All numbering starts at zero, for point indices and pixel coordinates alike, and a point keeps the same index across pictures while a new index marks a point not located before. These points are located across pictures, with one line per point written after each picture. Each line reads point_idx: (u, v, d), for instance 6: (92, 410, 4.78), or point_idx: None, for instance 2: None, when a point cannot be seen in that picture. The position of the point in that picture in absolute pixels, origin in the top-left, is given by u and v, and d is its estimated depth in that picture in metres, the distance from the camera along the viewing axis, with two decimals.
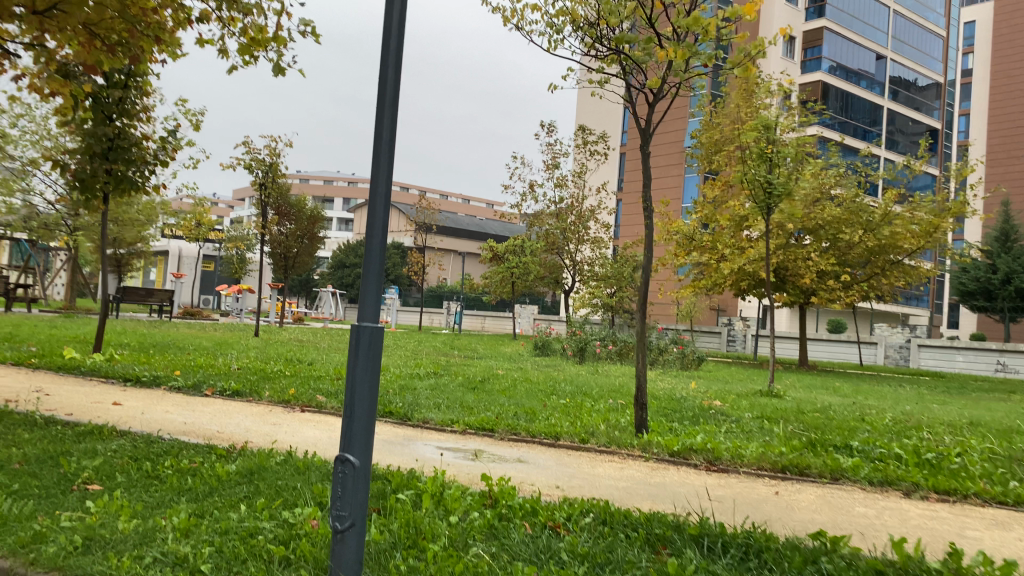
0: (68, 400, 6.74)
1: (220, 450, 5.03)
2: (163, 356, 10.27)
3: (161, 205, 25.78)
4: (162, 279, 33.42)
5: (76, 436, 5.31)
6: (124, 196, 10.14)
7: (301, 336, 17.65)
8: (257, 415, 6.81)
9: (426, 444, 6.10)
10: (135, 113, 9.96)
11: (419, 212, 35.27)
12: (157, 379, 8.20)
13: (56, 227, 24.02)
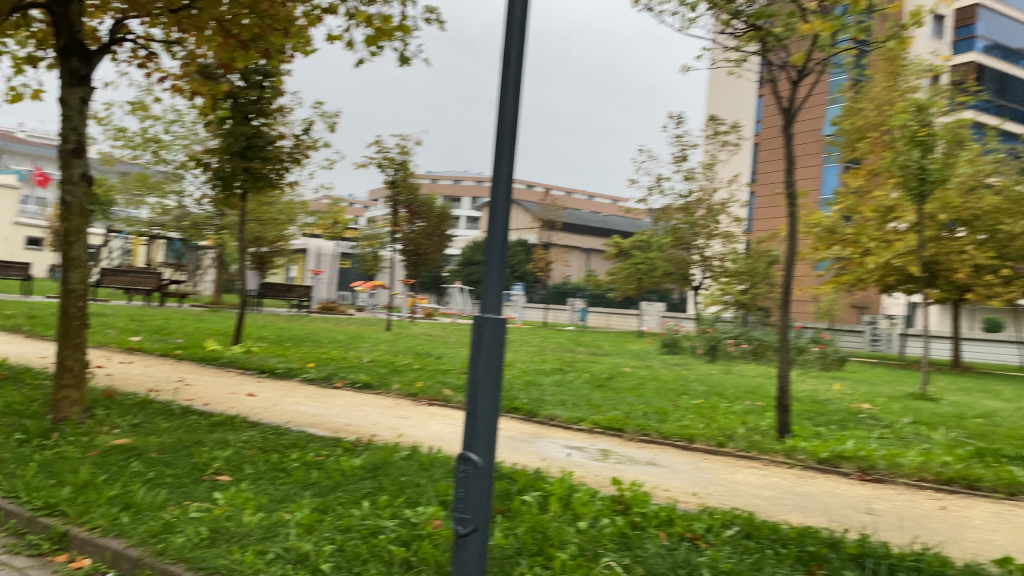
0: (207, 390, 6.92)
1: (346, 442, 4.95)
2: (298, 349, 10.51)
3: (300, 205, 26.59)
4: (300, 276, 34.88)
5: (210, 426, 5.38)
6: (261, 193, 10.42)
7: (429, 331, 17.83)
8: (384, 408, 6.78)
9: (553, 442, 5.85)
10: (272, 112, 10.17)
11: (544, 209, 35.13)
12: (291, 370, 8.34)
13: (205, 226, 25.09)
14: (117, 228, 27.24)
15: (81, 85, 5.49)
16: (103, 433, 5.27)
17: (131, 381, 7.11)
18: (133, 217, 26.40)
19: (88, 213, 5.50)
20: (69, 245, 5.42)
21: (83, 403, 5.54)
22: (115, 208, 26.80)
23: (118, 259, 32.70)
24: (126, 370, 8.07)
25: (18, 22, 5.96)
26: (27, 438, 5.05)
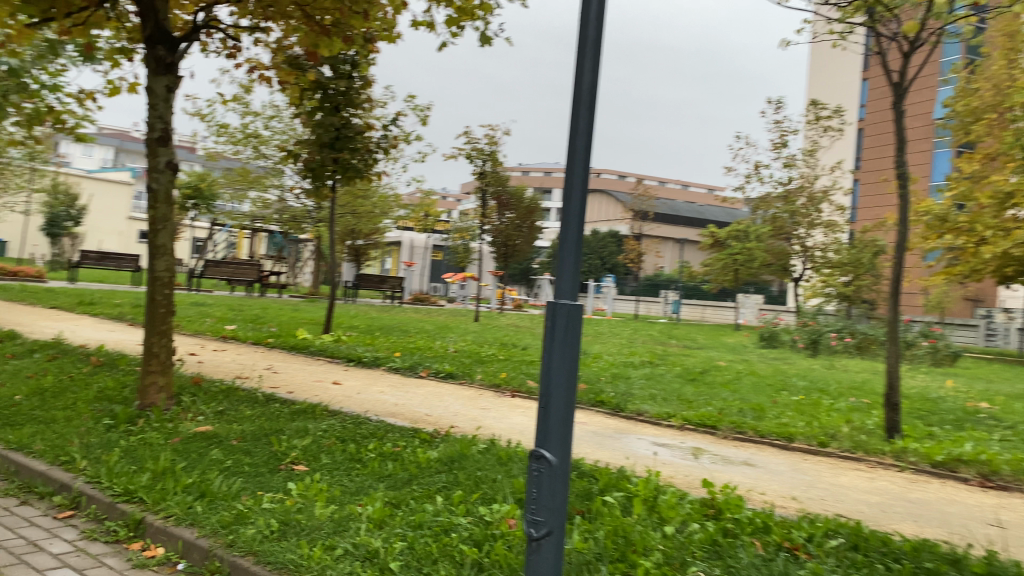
0: (293, 377, 6.92)
1: (424, 433, 4.77)
2: (385, 338, 10.49)
3: (394, 198, 26.60)
4: (394, 267, 35.41)
5: (290, 414, 5.32)
6: (350, 183, 10.33)
7: (518, 323, 17.66)
8: (467, 399, 6.61)
9: (640, 438, 5.56)
10: (360, 103, 10.13)
11: (636, 199, 34.47)
12: (376, 359, 8.26)
13: (303, 219, 25.98)
14: (220, 222, 28.21)
15: (167, 73, 5.51)
16: (186, 420, 5.29)
17: (219, 368, 7.17)
18: (235, 211, 27.28)
19: (174, 201, 5.54)
20: (155, 232, 5.46)
21: (169, 389, 5.59)
22: (218, 202, 27.90)
23: (222, 251, 33.97)
24: (216, 358, 8.18)
25: (108, 16, 6.04)
26: (115, 424, 5.12)
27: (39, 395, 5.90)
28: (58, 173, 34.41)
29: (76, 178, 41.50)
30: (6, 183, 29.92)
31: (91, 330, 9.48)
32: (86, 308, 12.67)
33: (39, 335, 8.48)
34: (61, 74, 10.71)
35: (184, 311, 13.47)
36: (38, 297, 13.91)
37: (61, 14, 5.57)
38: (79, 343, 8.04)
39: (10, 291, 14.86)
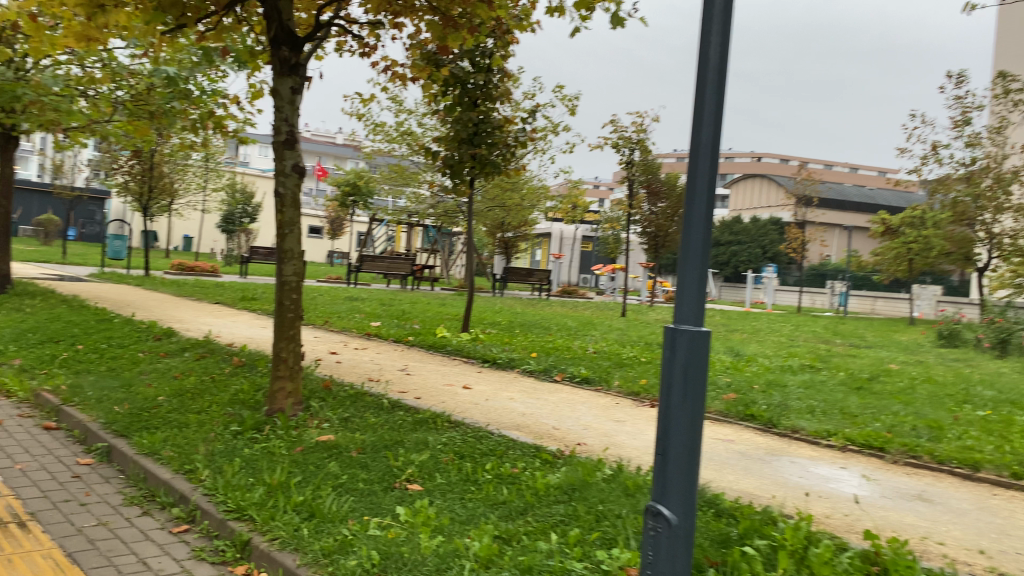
0: (423, 380, 6.70)
1: (547, 454, 4.37)
2: (526, 337, 10.17)
3: (543, 189, 26.29)
4: (545, 259, 35.34)
5: (412, 424, 5.03)
6: (489, 179, 10.08)
7: (669, 318, 16.93)
8: (601, 408, 6.17)
9: (794, 462, 4.93)
10: (498, 97, 9.83)
11: (798, 184, 32.47)
12: (511, 361, 7.94)
13: (454, 213, 26.24)
14: (377, 216, 29.08)
15: (291, 75, 5.40)
16: (310, 426, 5.13)
17: (353, 369, 7.07)
18: (391, 206, 28.06)
19: (301, 204, 5.40)
20: (282, 237, 5.35)
21: (298, 394, 5.46)
22: (376, 197, 28.83)
23: (380, 245, 35.14)
24: (355, 356, 8.13)
25: (238, 17, 6.07)
26: (242, 431, 5.04)
27: (179, 397, 5.96)
28: (234, 172, 36.84)
29: (251, 177, 44.43)
30: (188, 183, 32.29)
31: (243, 327, 9.77)
32: (247, 302, 13.22)
33: (194, 333, 8.79)
34: (220, 81, 11.16)
35: (336, 305, 13.77)
36: (206, 292, 14.71)
37: (192, 21, 5.65)
38: (228, 341, 8.24)
39: (183, 286, 15.82)
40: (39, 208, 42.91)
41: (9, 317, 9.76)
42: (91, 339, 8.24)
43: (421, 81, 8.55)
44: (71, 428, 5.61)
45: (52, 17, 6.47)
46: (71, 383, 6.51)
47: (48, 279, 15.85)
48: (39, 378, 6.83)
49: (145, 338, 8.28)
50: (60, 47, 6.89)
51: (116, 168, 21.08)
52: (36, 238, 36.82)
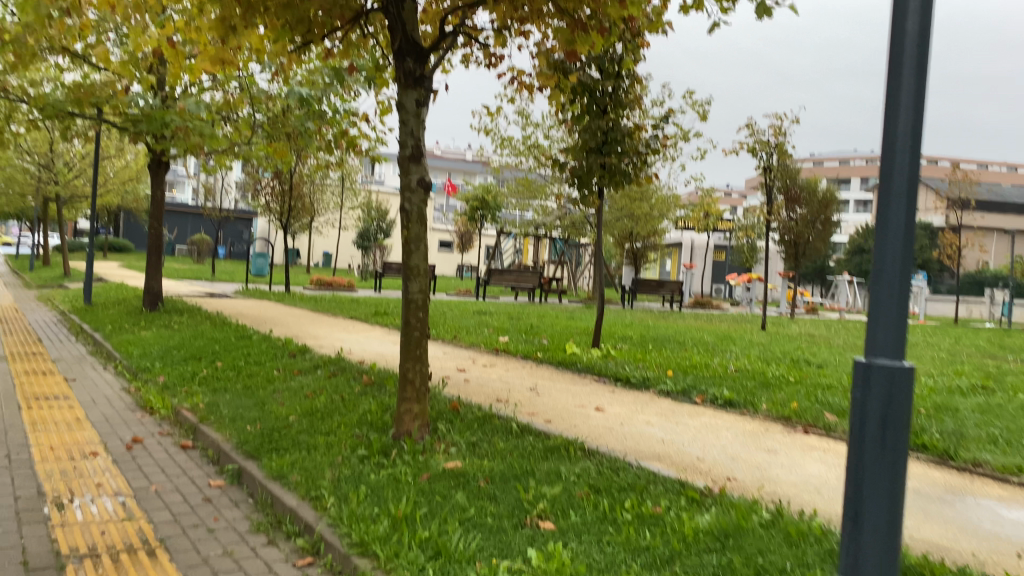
0: (554, 401, 6.35)
1: (693, 492, 3.94)
2: (660, 353, 9.66)
3: (672, 198, 25.62)
4: (676, 270, 34.41)
5: (543, 453, 4.70)
6: (619, 190, 9.62)
7: (813, 331, 15.93)
8: (748, 435, 5.65)
9: (984, 504, 4.27)
10: (629, 103, 9.44)
11: (952, 186, 30.17)
12: (647, 381, 7.47)
13: (582, 224, 25.91)
14: (505, 229, 29.15)
15: (415, 87, 5.19)
16: (438, 452, 4.86)
17: (482, 389, 6.80)
18: (519, 219, 28.09)
19: (428, 220, 5.18)
20: (408, 253, 5.14)
21: (425, 417, 5.21)
22: (504, 211, 28.94)
23: (508, 258, 35.29)
24: (483, 373, 7.86)
25: (364, 32, 5.96)
26: (368, 455, 4.84)
27: (309, 416, 5.84)
28: (368, 190, 38.08)
29: (385, 195, 45.91)
30: (326, 202, 33.57)
31: (374, 342, 9.79)
32: (379, 317, 13.35)
33: (326, 348, 8.81)
34: (351, 101, 11.30)
35: (465, 320, 13.70)
36: (341, 307, 15.02)
37: (318, 36, 5.56)
38: (359, 357, 8.20)
39: (320, 301, 16.24)
40: (193, 228, 45.94)
41: (158, 335, 10.18)
42: (231, 356, 8.35)
43: (549, 90, 8.28)
44: (206, 448, 5.61)
45: (189, 42, 6.61)
46: (209, 401, 6.55)
47: (197, 296, 16.66)
48: (180, 396, 6.93)
49: (281, 355, 8.28)
50: (197, 72, 7.04)
51: (258, 190, 22.05)
52: (190, 257, 39.31)
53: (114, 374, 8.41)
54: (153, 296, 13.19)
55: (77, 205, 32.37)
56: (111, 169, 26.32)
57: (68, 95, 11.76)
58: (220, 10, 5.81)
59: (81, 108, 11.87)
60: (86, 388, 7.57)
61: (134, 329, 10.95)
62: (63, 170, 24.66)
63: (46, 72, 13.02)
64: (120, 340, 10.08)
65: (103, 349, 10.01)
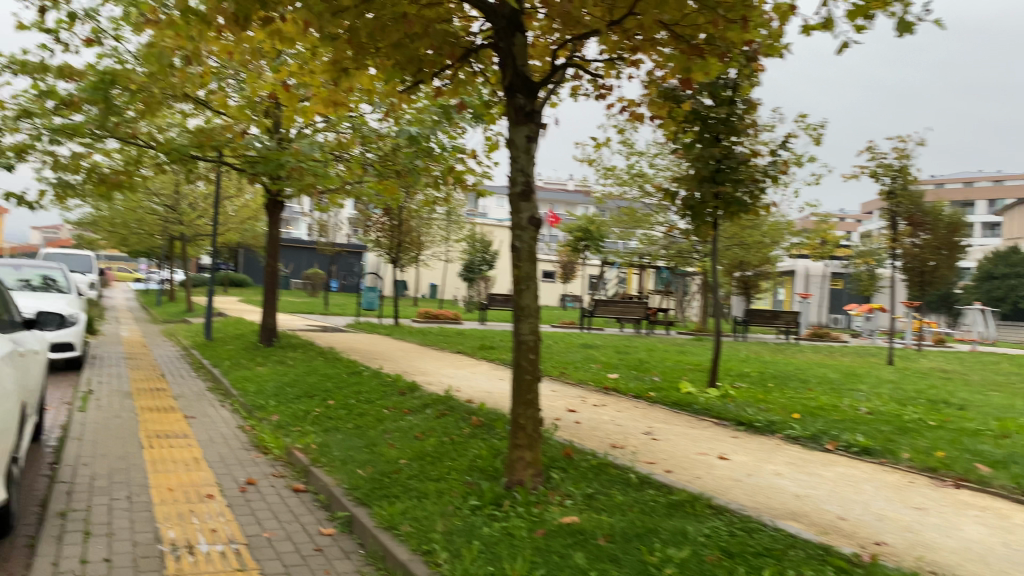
0: (673, 448, 5.98)
1: (839, 561, 3.55)
2: (783, 393, 9.09)
3: (785, 225, 24.71)
4: (790, 300, 33.11)
5: (666, 508, 4.38)
6: (735, 220, 9.21)
7: (946, 366, 14.84)
8: (891, 489, 5.14)
9: None
10: (745, 129, 9.04)
11: None
12: (772, 425, 6.99)
13: (690, 254, 25.27)
14: (611, 260, 28.79)
15: (527, 122, 5.00)
16: (553, 505, 4.59)
17: (597, 433, 6.46)
18: (624, 249, 27.69)
19: (538, 258, 4.94)
20: (518, 293, 4.92)
21: (538, 465, 4.93)
22: (609, 241, 28.62)
23: (613, 289, 34.85)
24: (596, 415, 7.53)
25: (473, 69, 5.87)
26: (481, 506, 4.62)
27: (419, 459, 5.65)
28: (473, 223, 38.49)
29: (489, 227, 46.41)
30: (433, 236, 34.11)
31: (482, 379, 9.63)
32: (486, 352, 13.24)
33: (436, 385, 8.68)
34: (459, 137, 11.32)
35: (573, 354, 13.41)
36: (448, 341, 15.02)
37: (428, 75, 5.49)
38: (468, 395, 8.04)
39: (427, 335, 16.32)
40: (307, 263, 47.67)
41: (273, 371, 10.36)
42: (342, 395, 8.28)
43: (661, 120, 8.01)
44: (318, 492, 5.53)
45: (303, 85, 6.71)
46: (320, 442, 6.47)
47: (310, 331, 17.05)
48: (292, 436, 6.89)
49: (390, 394, 8.08)
50: (310, 114, 7.13)
51: (368, 226, 22.54)
52: (304, 290, 40.64)
53: (231, 411, 8.54)
54: (268, 331, 13.50)
55: (200, 243, 34.09)
56: (231, 208, 27.57)
57: (191, 139, 12.31)
58: (332, 53, 5.86)
59: (204, 152, 12.39)
60: (203, 426, 7.68)
61: (251, 365, 11.20)
62: (188, 211, 26.00)
63: (173, 119, 13.70)
64: (238, 376, 10.32)
65: (222, 386, 10.26)
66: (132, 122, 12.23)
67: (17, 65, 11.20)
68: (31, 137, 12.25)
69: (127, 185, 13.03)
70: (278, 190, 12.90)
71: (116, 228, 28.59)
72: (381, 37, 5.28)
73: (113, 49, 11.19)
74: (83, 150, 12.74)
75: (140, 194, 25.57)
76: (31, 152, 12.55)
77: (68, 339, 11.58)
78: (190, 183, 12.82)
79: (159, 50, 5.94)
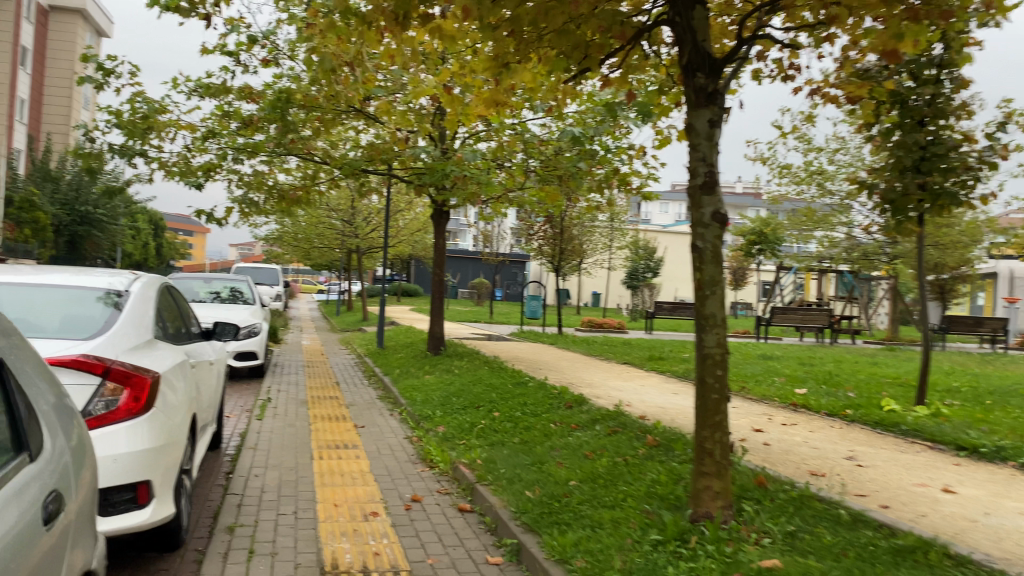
0: (886, 478, 5.15)
1: None
2: (1007, 412, 7.85)
3: (988, 222, 22.22)
4: (993, 305, 29.84)
5: (891, 557, 3.66)
6: (945, 213, 7.82)
7: None
8: None
9: None
10: (954, 111, 7.94)
11: None
12: (1002, 452, 5.95)
13: (876, 257, 23.29)
14: (787, 265, 27.11)
15: (709, 105, 4.43)
16: (748, 544, 3.97)
17: (790, 458, 5.70)
18: (802, 252, 25.95)
19: (724, 260, 4.35)
20: (702, 299, 4.34)
21: (728, 496, 4.31)
22: (786, 245, 26.93)
23: (788, 295, 32.85)
24: (786, 436, 6.74)
25: (644, 52, 5.35)
26: (663, 541, 4.09)
27: (591, 483, 5.17)
28: (637, 230, 37.65)
29: (654, 234, 45.32)
30: (597, 244, 33.62)
31: (655, 393, 9.00)
32: (657, 362, 12.55)
33: (606, 398, 8.15)
34: (625, 137, 10.78)
35: (751, 366, 12.43)
36: (615, 351, 14.44)
37: (595, 61, 5.04)
38: (641, 409, 7.47)
39: (594, 344, 15.82)
40: (473, 273, 48.70)
41: (440, 380, 10.22)
42: (507, 406, 7.90)
43: (858, 104, 7.13)
44: (484, 513, 5.17)
45: (465, 86, 6.44)
46: (486, 457, 6.11)
47: (477, 339, 16.99)
48: (458, 449, 6.58)
49: (557, 406, 7.66)
50: (472, 115, 6.85)
51: (531, 235, 22.39)
52: (470, 300, 41.30)
53: (399, 421, 8.41)
54: (436, 340, 13.47)
55: (374, 255, 35.47)
56: (402, 221, 28.41)
57: (361, 154, 12.53)
58: (492, 46, 5.54)
59: (374, 165, 12.59)
60: (372, 436, 7.55)
61: (419, 374, 11.16)
62: (362, 224, 26.99)
63: (345, 134, 14.07)
64: (406, 385, 10.26)
65: (391, 395, 10.24)
66: (307, 138, 12.62)
67: (203, 88, 11.83)
68: (218, 157, 12.91)
69: (304, 201, 13.48)
70: (443, 200, 12.89)
71: (298, 243, 30.22)
72: (545, 23, 4.90)
73: (289, 69, 11.57)
74: (264, 168, 13.32)
75: (319, 210, 26.88)
76: (219, 171, 13.25)
77: (251, 348, 12.08)
78: (360, 196, 13.07)
79: (320, 57, 5.84)
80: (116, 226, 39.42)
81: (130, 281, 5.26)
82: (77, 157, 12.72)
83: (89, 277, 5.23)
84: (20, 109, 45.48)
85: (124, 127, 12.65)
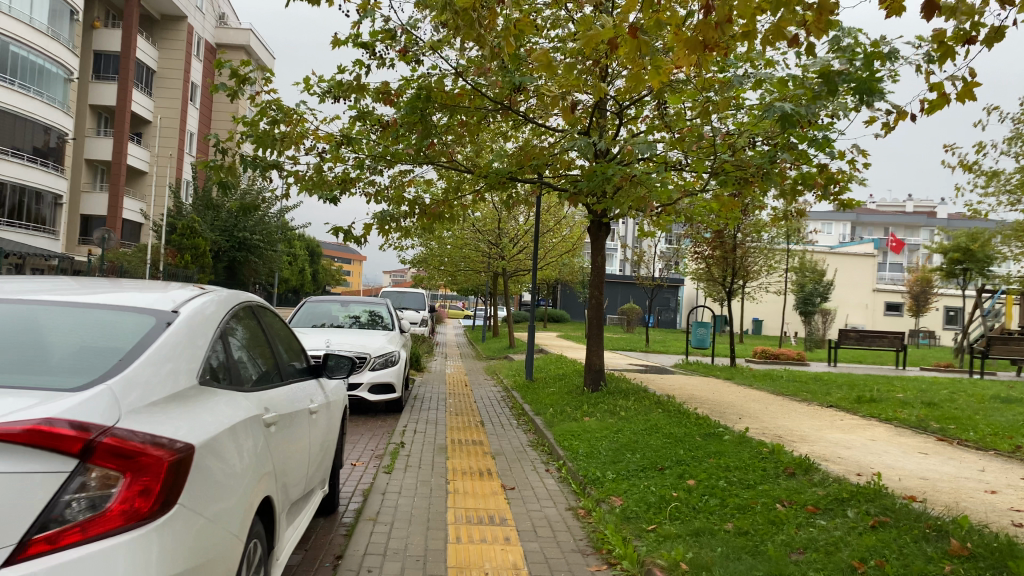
0: None
1: None
2: None
3: None
4: None
5: None
6: None
7: None
8: None
9: None
10: None
11: None
12: None
13: None
14: (994, 287, 23.30)
15: None
16: None
17: None
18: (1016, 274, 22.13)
19: None
20: None
21: None
22: (994, 263, 23.11)
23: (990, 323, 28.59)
24: None
25: None
26: None
27: None
28: (805, 252, 34.38)
29: (821, 256, 41.54)
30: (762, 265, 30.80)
31: (900, 454, 6.67)
32: (870, 406, 10.06)
33: (840, 464, 5.97)
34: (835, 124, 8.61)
35: (998, 413, 9.75)
36: (809, 389, 11.99)
37: None
38: (902, 485, 5.26)
39: (777, 379, 13.38)
40: (623, 297, 46.58)
41: (605, 425, 8.28)
42: (703, 470, 5.89)
43: None
44: None
45: (658, 22, 4.65)
46: (695, 558, 4.16)
47: (638, 372, 14.91)
48: (647, 539, 4.66)
49: (772, 475, 5.61)
50: (662, 72, 5.07)
51: (695, 255, 20.13)
52: (621, 326, 39.27)
53: (559, 482, 6.57)
54: (595, 374, 11.57)
55: (522, 279, 34.18)
56: (551, 241, 26.77)
57: (510, 160, 10.95)
58: None
59: (523, 173, 10.94)
60: (525, 507, 5.74)
61: (577, 416, 9.26)
62: (508, 246, 25.66)
63: (493, 140, 12.50)
64: (564, 431, 8.38)
65: (546, 441, 8.45)
66: (449, 144, 11.16)
67: (336, 88, 10.62)
68: (355, 167, 11.53)
69: (448, 216, 11.96)
70: (602, 210, 11.05)
71: (444, 267, 29.27)
72: None
73: (429, 63, 10.18)
74: (405, 179, 11.99)
75: (465, 231, 25.68)
76: (356, 184, 12.02)
77: (387, 379, 10.65)
78: (508, 208, 11.43)
79: None
80: (272, 252, 40.22)
81: (198, 296, 3.73)
82: (209, 171, 11.80)
83: (145, 293, 3.74)
84: (189, 142, 47.72)
85: (256, 136, 11.69)
